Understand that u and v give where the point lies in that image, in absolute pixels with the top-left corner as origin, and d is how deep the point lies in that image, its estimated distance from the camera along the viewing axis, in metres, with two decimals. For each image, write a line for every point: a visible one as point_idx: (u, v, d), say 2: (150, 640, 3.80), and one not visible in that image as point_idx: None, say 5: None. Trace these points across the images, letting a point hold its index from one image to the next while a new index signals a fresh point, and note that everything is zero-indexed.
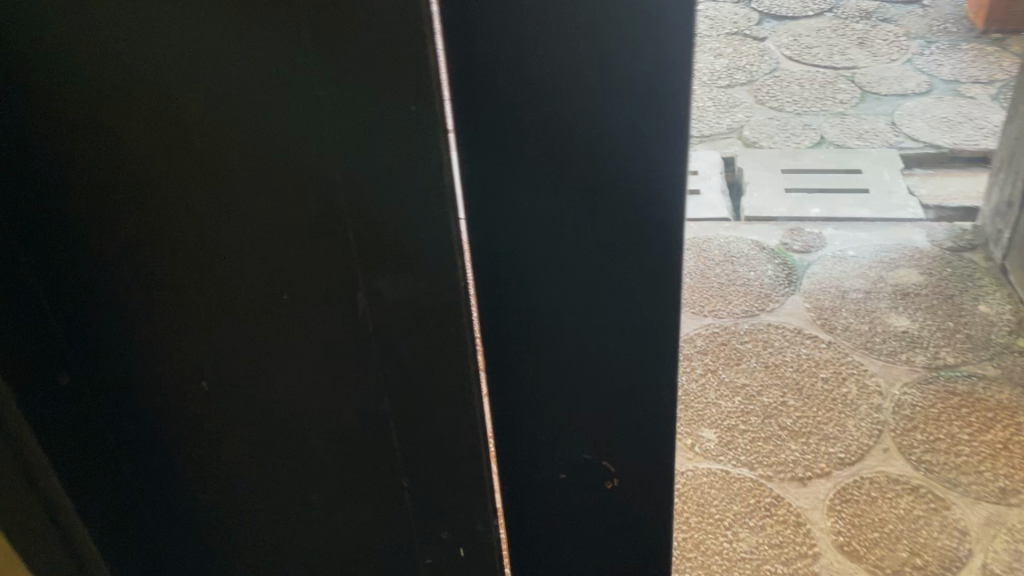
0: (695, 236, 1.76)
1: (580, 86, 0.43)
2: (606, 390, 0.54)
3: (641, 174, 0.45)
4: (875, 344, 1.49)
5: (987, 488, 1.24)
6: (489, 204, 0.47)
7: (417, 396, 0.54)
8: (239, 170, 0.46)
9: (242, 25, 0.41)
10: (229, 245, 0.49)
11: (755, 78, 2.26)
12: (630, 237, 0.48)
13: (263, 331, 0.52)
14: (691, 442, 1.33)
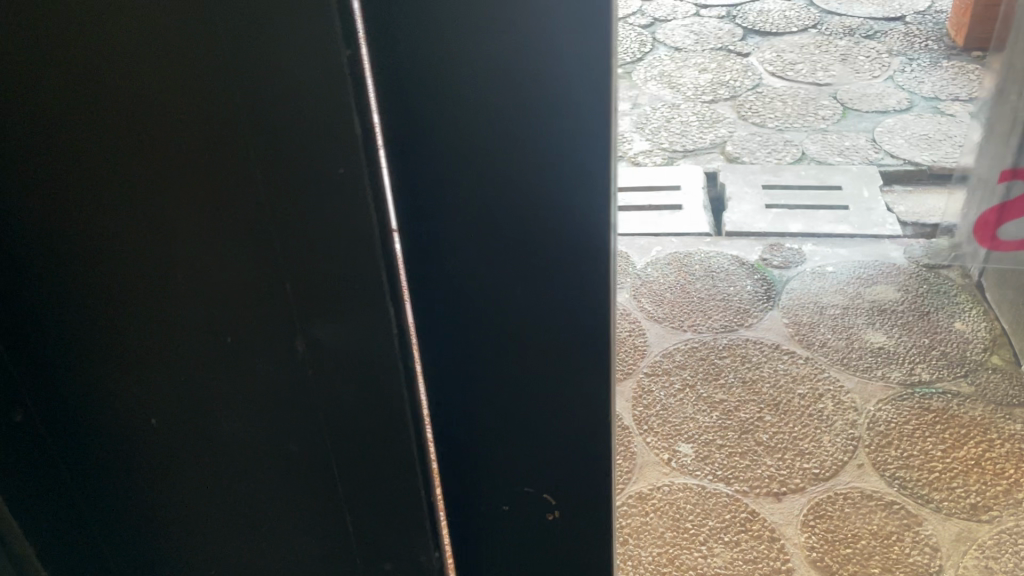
0: (676, 251, 1.78)
1: (506, 138, 0.41)
2: (547, 436, 0.53)
3: (578, 207, 0.43)
4: (851, 361, 1.51)
5: (959, 504, 1.26)
6: (424, 250, 0.46)
7: (349, 452, 0.52)
8: (151, 222, 0.43)
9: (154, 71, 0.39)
10: (144, 300, 0.46)
11: (738, 94, 2.28)
12: (569, 272, 0.45)
13: (181, 388, 0.50)
14: (668, 457, 1.35)
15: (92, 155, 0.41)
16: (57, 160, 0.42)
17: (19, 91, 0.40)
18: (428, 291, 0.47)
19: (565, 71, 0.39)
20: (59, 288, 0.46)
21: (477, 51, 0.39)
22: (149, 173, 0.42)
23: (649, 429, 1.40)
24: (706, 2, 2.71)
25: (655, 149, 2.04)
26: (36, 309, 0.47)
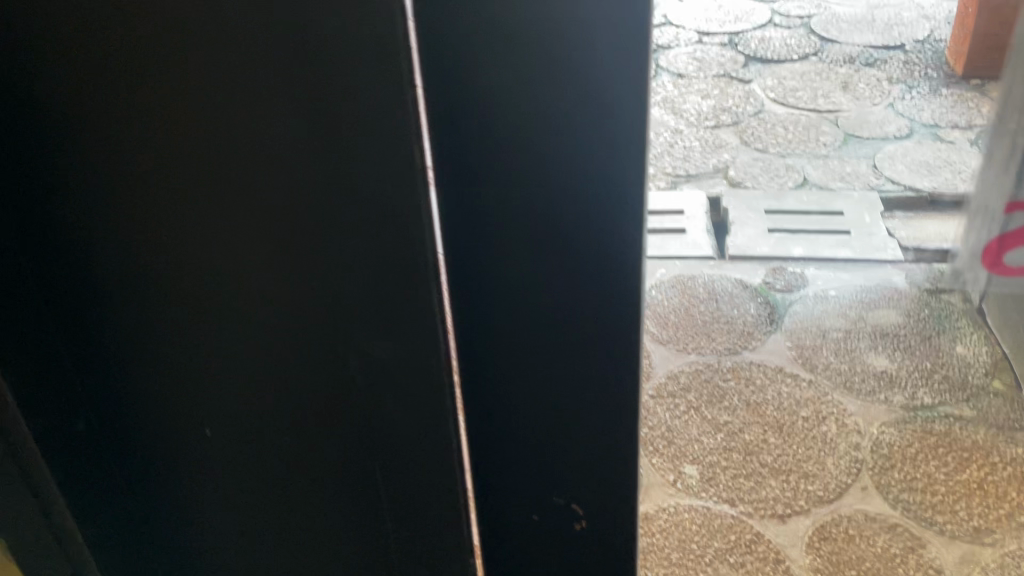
0: (680, 273, 1.80)
1: (547, 148, 0.49)
2: (572, 413, 0.59)
3: (604, 211, 0.50)
4: (854, 384, 1.52)
5: (963, 527, 1.27)
6: (472, 243, 0.53)
7: (398, 421, 0.59)
8: (244, 214, 0.52)
9: (253, 84, 0.47)
10: (230, 276, 0.54)
11: (741, 119, 2.31)
12: (593, 267, 0.53)
13: (258, 355, 0.58)
14: (673, 478, 1.36)
15: (194, 155, 0.50)
16: (170, 157, 0.50)
17: (139, 98, 0.48)
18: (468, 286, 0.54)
19: (596, 89, 0.46)
20: (161, 265, 0.55)
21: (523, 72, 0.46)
22: (233, 164, 0.50)
23: (654, 450, 1.41)
24: (708, 29, 2.75)
25: (659, 172, 2.05)
26: (140, 281, 0.55)
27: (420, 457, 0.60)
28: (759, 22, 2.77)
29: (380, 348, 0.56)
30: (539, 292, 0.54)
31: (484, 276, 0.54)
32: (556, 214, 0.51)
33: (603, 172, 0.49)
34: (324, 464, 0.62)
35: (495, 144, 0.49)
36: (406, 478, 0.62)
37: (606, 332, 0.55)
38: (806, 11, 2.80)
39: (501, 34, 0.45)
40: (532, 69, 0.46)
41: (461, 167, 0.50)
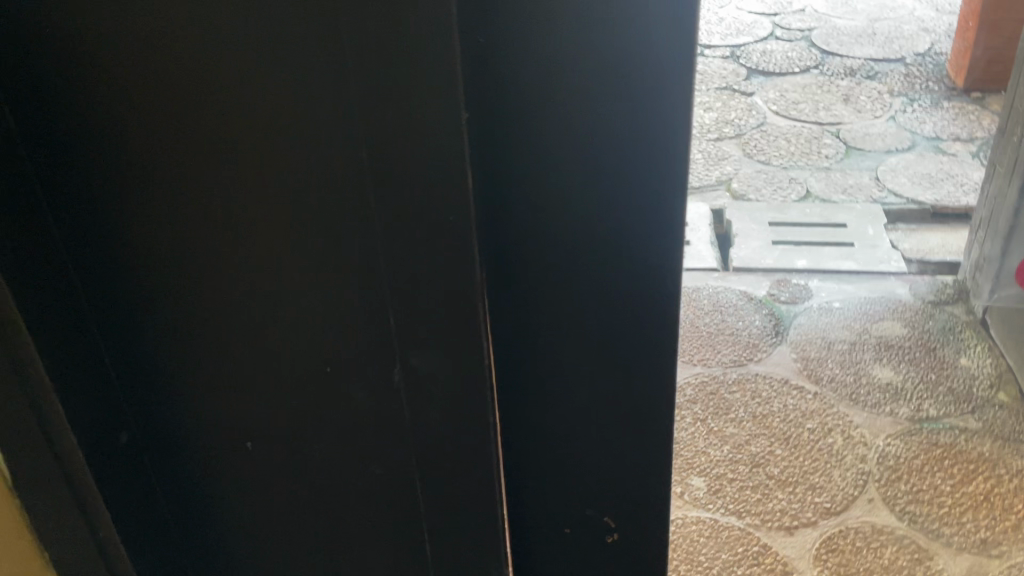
0: (685, 286, 1.80)
1: (592, 180, 0.53)
2: (608, 418, 0.63)
3: (643, 231, 0.55)
4: (860, 396, 1.52)
5: (970, 539, 1.27)
6: (517, 265, 0.57)
7: (437, 452, 0.61)
8: (299, 250, 0.55)
9: (315, 128, 0.50)
10: (283, 306, 0.57)
11: (743, 132, 2.32)
12: (635, 282, 0.57)
13: (306, 384, 0.61)
14: (680, 490, 1.36)
15: (254, 193, 0.53)
16: (229, 196, 0.53)
17: (204, 142, 0.51)
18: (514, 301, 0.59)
19: (638, 126, 0.51)
20: (213, 295, 0.57)
21: (571, 109, 0.51)
22: (293, 196, 0.53)
23: None
24: (710, 42, 2.77)
25: None
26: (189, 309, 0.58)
27: (456, 442, 0.60)
28: (760, 35, 2.78)
29: (425, 382, 0.58)
30: (579, 246, 0.56)
31: (524, 232, 0.56)
32: (601, 238, 0.55)
33: (640, 199, 0.53)
34: (372, 489, 0.65)
35: (541, 101, 0.51)
36: (442, 506, 0.63)
37: (647, 286, 0.57)
38: (807, 24, 2.82)
39: (549, 75, 0.50)
40: (582, 38, 0.48)
41: (510, 199, 0.54)
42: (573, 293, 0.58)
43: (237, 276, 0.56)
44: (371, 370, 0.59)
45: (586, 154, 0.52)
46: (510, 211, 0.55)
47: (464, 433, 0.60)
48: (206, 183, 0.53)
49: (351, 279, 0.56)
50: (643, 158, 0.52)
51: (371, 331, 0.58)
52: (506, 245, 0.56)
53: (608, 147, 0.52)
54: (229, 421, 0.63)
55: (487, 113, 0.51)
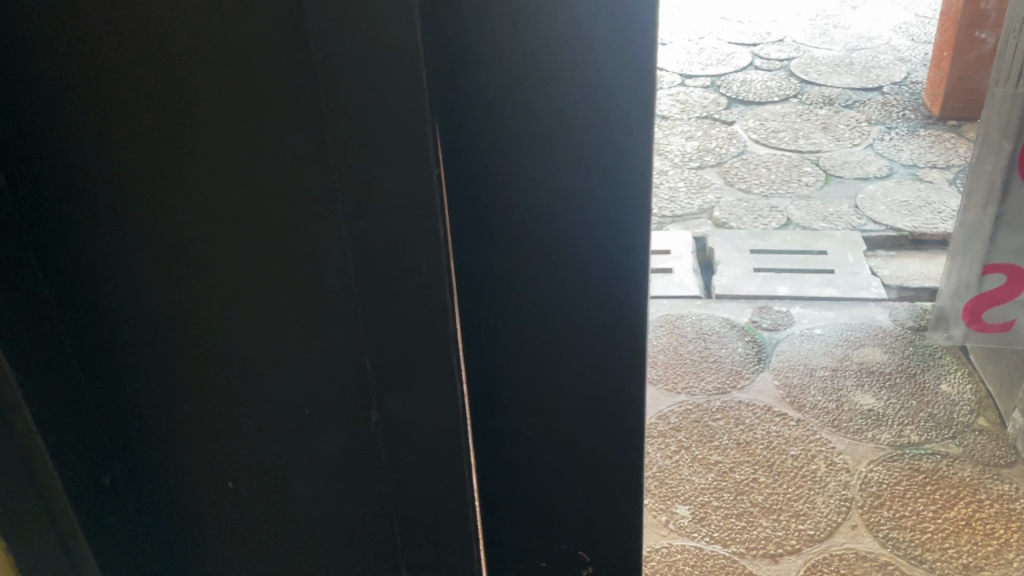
0: (668, 313, 1.82)
1: (560, 229, 0.55)
2: (581, 460, 0.64)
3: (612, 278, 0.56)
4: (842, 422, 1.54)
5: (952, 564, 1.28)
6: (488, 311, 0.59)
7: (413, 500, 0.61)
8: (275, 299, 0.56)
9: (291, 182, 0.52)
10: (259, 355, 0.58)
11: (724, 161, 2.36)
12: (605, 325, 0.58)
13: (283, 431, 0.61)
14: (665, 518, 1.36)
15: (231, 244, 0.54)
16: (206, 247, 0.54)
17: (184, 195, 0.53)
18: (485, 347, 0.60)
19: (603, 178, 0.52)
20: (193, 345, 0.58)
21: (538, 162, 0.52)
22: (269, 246, 0.54)
23: (645, 490, 1.42)
24: (691, 72, 2.81)
25: None
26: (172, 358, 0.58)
27: (432, 488, 0.61)
28: (740, 65, 2.83)
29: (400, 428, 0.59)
30: (550, 277, 0.57)
31: (496, 263, 0.57)
32: (570, 284, 0.57)
33: (608, 246, 0.55)
34: (349, 532, 0.66)
35: (512, 130, 0.51)
36: (420, 551, 0.64)
37: (618, 315, 0.57)
38: (786, 54, 2.87)
39: (517, 131, 0.52)
40: (548, 97, 0.50)
41: (481, 247, 0.56)
42: (544, 337, 0.59)
43: (214, 325, 0.57)
44: (348, 415, 0.60)
45: (554, 205, 0.54)
46: (483, 259, 0.56)
47: (441, 477, 0.60)
48: (185, 235, 0.54)
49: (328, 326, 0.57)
50: (608, 208, 0.53)
51: (346, 377, 0.59)
52: (478, 292, 0.58)
53: (574, 198, 0.53)
54: (209, 468, 0.63)
55: (457, 142, 0.52)
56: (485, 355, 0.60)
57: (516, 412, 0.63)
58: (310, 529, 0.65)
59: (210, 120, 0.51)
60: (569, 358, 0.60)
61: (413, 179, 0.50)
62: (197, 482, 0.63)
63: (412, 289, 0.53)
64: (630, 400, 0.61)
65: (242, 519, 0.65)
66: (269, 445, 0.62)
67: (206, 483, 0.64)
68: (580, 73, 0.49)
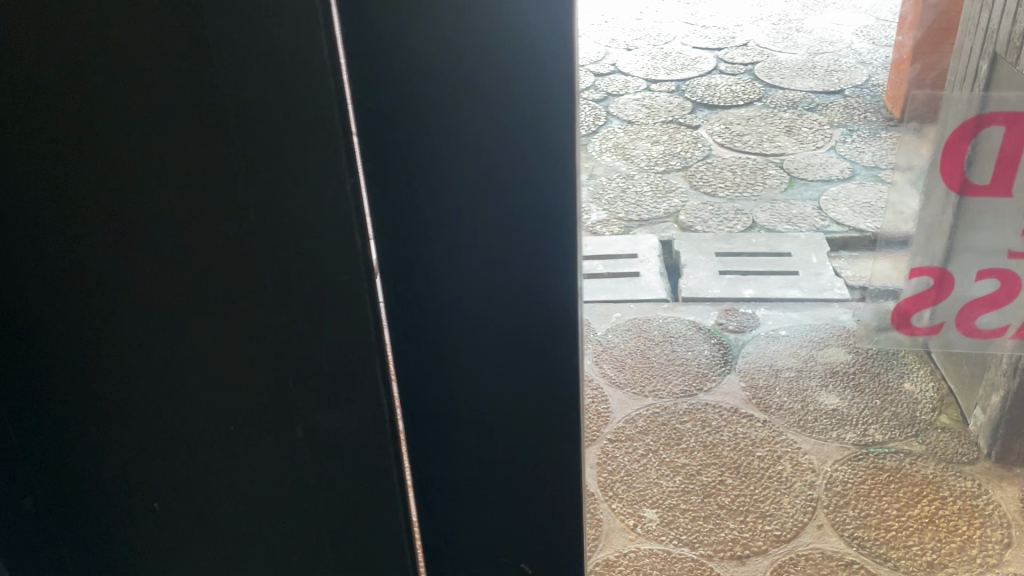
0: (634, 316, 1.74)
1: (479, 237, 0.64)
2: (523, 425, 0.74)
3: (533, 279, 0.65)
4: (807, 423, 1.56)
5: (916, 562, 1.32)
6: (420, 294, 0.67)
7: (345, 458, 0.74)
8: (217, 296, 0.65)
9: (226, 195, 0.61)
10: (206, 342, 0.67)
11: (689, 164, 2.50)
12: (523, 325, 0.68)
13: (229, 410, 0.71)
14: (633, 523, 1.36)
15: (178, 249, 0.63)
16: (157, 250, 0.63)
17: (134, 204, 0.61)
18: (411, 331, 0.69)
19: (511, 191, 0.61)
20: (143, 329, 0.67)
21: (463, 172, 0.60)
22: (216, 250, 0.63)
23: (613, 495, 1.41)
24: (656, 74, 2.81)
25: (612, 220, 2.04)
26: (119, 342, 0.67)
27: (359, 450, 0.73)
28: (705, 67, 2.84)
29: (333, 411, 0.71)
30: (475, 272, 0.65)
31: (430, 258, 0.65)
32: (491, 281, 0.65)
33: (522, 253, 0.64)
34: (287, 492, 0.76)
35: (432, 129, 0.59)
36: (350, 497, 0.76)
37: (532, 288, 0.65)
38: None
39: (438, 137, 0.59)
40: (460, 112, 0.58)
41: (410, 239, 0.64)
42: (471, 321, 0.68)
43: (166, 312, 0.66)
44: (284, 404, 0.71)
45: (472, 209, 0.62)
46: (412, 252, 0.65)
47: (368, 444, 0.73)
48: (138, 240, 0.63)
49: (268, 322, 0.66)
50: (521, 219, 0.62)
51: (284, 368, 0.69)
52: (413, 278, 0.66)
53: (491, 203, 0.62)
54: (155, 437, 0.72)
55: (386, 139, 0.59)
56: (414, 340, 0.70)
57: (455, 384, 0.72)
58: (255, 473, 0.75)
59: (147, 115, 0.58)
60: (493, 319, 0.68)
61: (329, 206, 0.60)
62: (153, 441, 0.72)
63: (336, 286, 0.64)
64: (556, 375, 0.70)
65: (186, 483, 0.75)
66: (216, 421, 0.71)
67: (166, 443, 0.72)
68: (491, 72, 0.56)
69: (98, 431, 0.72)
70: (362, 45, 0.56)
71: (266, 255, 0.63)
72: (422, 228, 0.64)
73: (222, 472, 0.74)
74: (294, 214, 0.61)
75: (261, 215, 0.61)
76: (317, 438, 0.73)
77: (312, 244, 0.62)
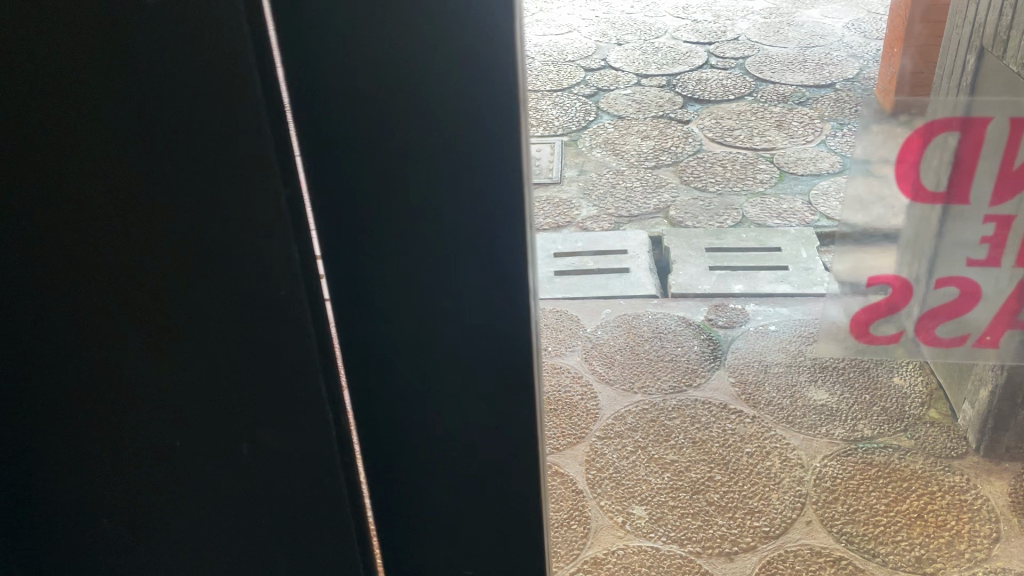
0: (625, 311, 1.82)
1: (431, 245, 0.54)
2: (486, 458, 0.64)
3: (495, 293, 0.55)
4: (796, 418, 1.55)
5: (905, 556, 1.29)
6: (367, 311, 0.57)
7: (294, 496, 0.63)
8: (142, 315, 0.54)
9: (148, 195, 0.50)
10: (135, 370, 0.56)
11: (680, 160, 2.37)
12: (486, 344, 0.58)
13: (164, 450, 0.60)
14: (622, 519, 1.36)
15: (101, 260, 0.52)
16: (75, 262, 0.52)
17: (47, 204, 0.50)
18: (360, 349, 0.59)
19: (468, 190, 0.51)
20: (67, 356, 0.56)
21: (405, 169, 0.51)
22: (142, 262, 0.52)
23: (602, 491, 1.41)
24: (647, 72, 2.82)
25: (602, 215, 2.12)
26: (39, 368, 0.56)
27: (309, 488, 0.63)
28: (695, 64, 2.86)
29: (276, 444, 0.60)
30: (426, 285, 0.55)
31: (373, 268, 0.55)
32: (447, 294, 0.55)
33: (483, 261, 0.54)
34: (232, 537, 0.65)
35: (368, 118, 0.49)
36: (301, 537, 0.66)
37: (496, 302, 0.55)
38: (742, 52, 2.89)
39: (375, 126, 0.49)
40: (400, 96, 0.48)
41: (352, 245, 0.54)
42: (423, 340, 0.58)
43: (88, 337, 0.55)
44: (226, 438, 0.60)
45: (421, 212, 0.52)
46: (354, 258, 0.54)
47: (317, 480, 0.62)
48: (54, 249, 0.52)
49: (202, 344, 0.56)
50: (479, 222, 0.52)
51: (223, 397, 0.58)
52: (356, 289, 0.56)
53: (442, 205, 0.52)
54: (87, 484, 0.61)
55: (318, 127, 0.49)
56: (361, 364, 0.60)
57: (407, 412, 0.62)
58: (195, 520, 0.63)
59: (56, 98, 0.47)
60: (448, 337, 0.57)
61: (264, 204, 0.50)
62: (80, 488, 0.61)
63: (276, 301, 0.54)
64: (523, 401, 0.60)
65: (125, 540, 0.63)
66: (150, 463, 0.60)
67: (97, 488, 0.61)
68: (432, 55, 0.46)
69: (22, 473, 0.60)
70: (298, 50, 0.47)
71: (199, 268, 0.53)
72: (370, 269, 0.55)
73: (161, 521, 0.63)
74: (227, 216, 0.51)
75: (188, 219, 0.51)
76: (261, 476, 0.62)
77: (248, 252, 0.52)
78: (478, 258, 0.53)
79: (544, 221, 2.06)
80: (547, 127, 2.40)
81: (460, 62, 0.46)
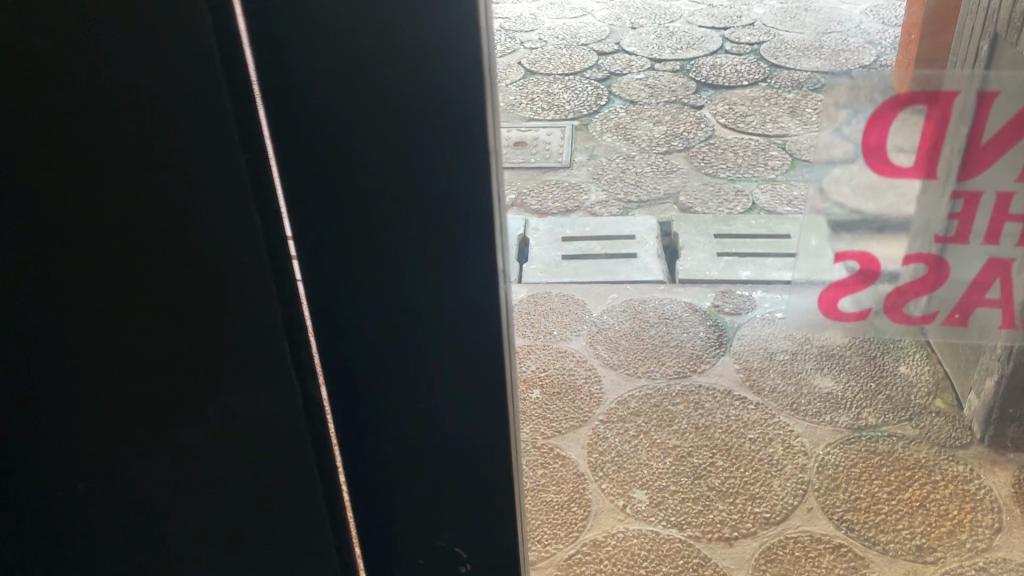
0: (631, 296, 1.81)
1: (402, 241, 0.54)
2: (460, 451, 0.65)
3: (466, 288, 0.56)
4: (801, 406, 1.54)
5: (906, 545, 1.29)
6: (341, 304, 0.58)
7: (268, 474, 0.63)
8: (113, 292, 0.54)
9: (114, 169, 0.50)
10: (106, 347, 0.56)
11: (691, 145, 2.36)
12: (457, 339, 0.59)
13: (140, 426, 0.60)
14: (622, 503, 1.36)
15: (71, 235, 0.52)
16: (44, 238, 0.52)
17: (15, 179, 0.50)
18: (335, 339, 0.60)
19: (441, 186, 0.52)
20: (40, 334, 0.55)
21: (376, 167, 0.51)
22: (110, 238, 0.52)
23: (604, 475, 1.41)
24: (661, 56, 2.80)
25: (611, 199, 2.12)
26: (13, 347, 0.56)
27: (282, 464, 0.62)
28: (709, 49, 2.83)
29: (248, 420, 0.60)
30: (396, 281, 0.56)
31: (345, 263, 0.56)
32: (418, 289, 0.56)
33: (454, 258, 0.55)
34: (209, 516, 0.65)
35: (339, 116, 0.50)
36: (276, 516, 0.66)
37: (466, 297, 0.56)
38: (757, 38, 2.86)
39: (347, 122, 0.50)
40: (372, 96, 0.49)
41: (326, 238, 0.55)
42: (395, 334, 0.59)
43: (62, 316, 0.55)
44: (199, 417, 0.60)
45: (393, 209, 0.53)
46: (327, 251, 0.55)
47: (289, 456, 0.62)
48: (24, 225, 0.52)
49: (173, 321, 0.56)
50: (452, 218, 0.53)
51: (196, 376, 0.58)
52: (329, 282, 0.57)
53: (414, 202, 0.53)
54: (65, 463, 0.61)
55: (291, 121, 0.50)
56: (336, 355, 0.61)
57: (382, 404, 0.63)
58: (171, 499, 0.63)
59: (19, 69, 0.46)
60: (420, 331, 0.59)
61: (227, 174, 0.50)
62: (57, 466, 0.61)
63: (242, 274, 0.53)
64: (496, 398, 0.62)
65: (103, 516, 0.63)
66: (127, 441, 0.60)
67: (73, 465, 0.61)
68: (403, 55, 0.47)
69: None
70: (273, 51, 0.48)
71: (166, 242, 0.52)
72: (345, 266, 0.56)
73: (139, 498, 0.63)
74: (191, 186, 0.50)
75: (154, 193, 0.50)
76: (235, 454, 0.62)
77: (214, 221, 0.52)
78: (449, 254, 0.54)
79: (552, 206, 2.09)
80: (559, 111, 2.51)
81: (430, 80, 0.48)
